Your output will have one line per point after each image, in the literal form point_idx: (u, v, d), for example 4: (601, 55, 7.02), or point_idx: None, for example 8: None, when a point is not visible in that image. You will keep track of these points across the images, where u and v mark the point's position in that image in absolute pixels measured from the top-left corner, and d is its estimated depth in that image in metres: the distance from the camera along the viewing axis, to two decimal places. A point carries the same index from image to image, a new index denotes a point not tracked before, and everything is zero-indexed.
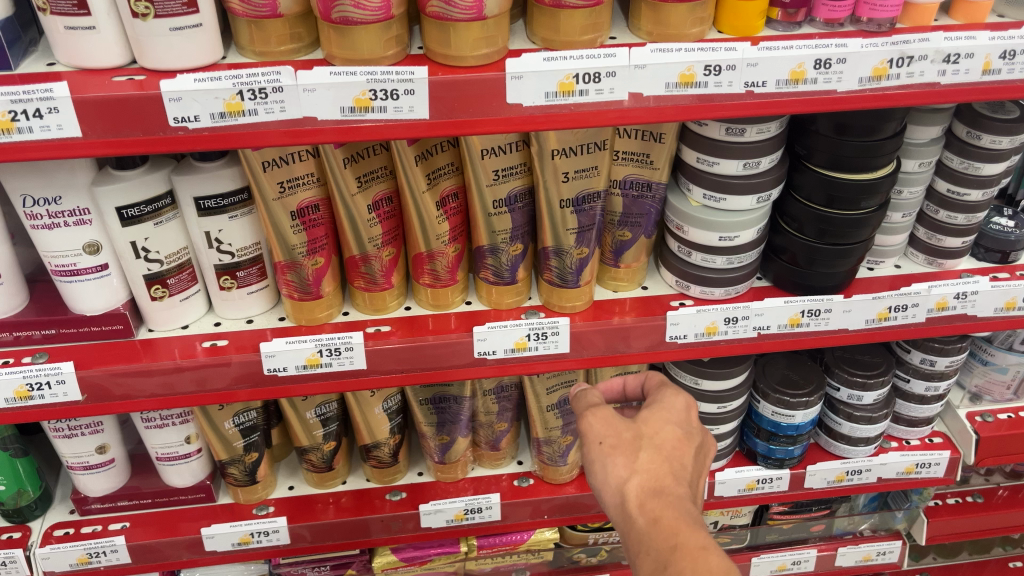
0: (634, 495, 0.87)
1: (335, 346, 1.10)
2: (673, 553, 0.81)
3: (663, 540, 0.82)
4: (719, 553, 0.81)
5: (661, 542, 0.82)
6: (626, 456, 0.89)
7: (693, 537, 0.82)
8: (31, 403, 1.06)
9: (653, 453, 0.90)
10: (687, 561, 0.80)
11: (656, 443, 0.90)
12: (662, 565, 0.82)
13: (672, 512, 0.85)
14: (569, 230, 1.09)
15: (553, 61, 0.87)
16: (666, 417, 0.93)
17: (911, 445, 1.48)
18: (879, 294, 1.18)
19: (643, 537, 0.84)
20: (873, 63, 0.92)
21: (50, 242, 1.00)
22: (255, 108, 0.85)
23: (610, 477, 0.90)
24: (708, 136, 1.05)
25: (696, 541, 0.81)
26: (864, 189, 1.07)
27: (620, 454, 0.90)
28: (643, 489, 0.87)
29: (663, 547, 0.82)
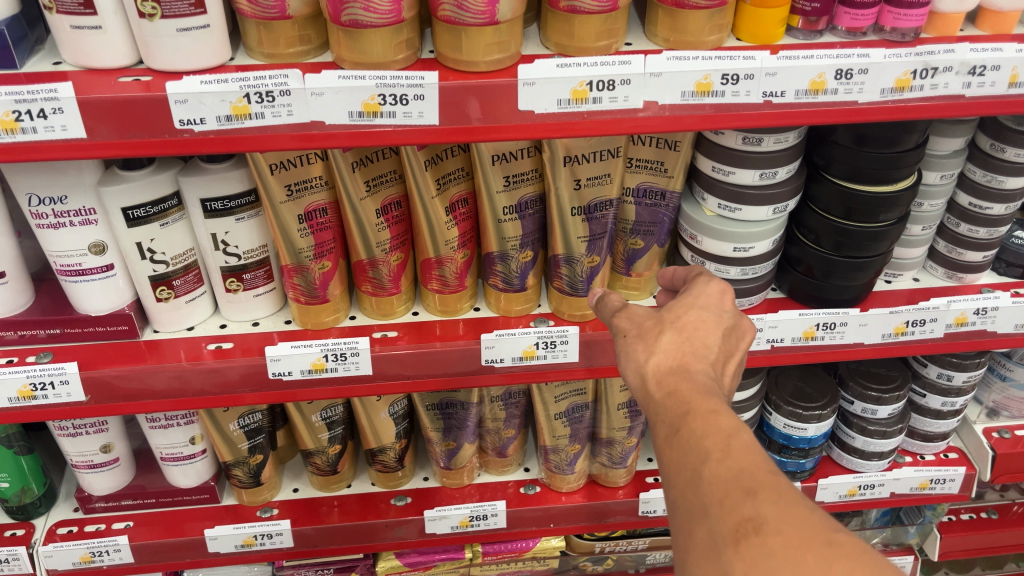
0: (654, 374, 0.76)
1: (341, 351, 1.08)
2: (685, 419, 0.70)
3: (676, 409, 0.71)
4: (733, 417, 0.68)
5: (674, 408, 0.71)
6: (646, 340, 0.79)
7: (707, 401, 0.70)
8: (34, 403, 1.05)
9: (676, 335, 0.78)
10: (695, 424, 0.69)
11: (680, 326, 0.79)
12: (673, 430, 0.70)
13: (690, 383, 0.73)
14: (581, 237, 1.08)
15: (566, 67, 0.85)
16: (692, 302, 0.81)
17: (925, 460, 1.45)
18: (896, 308, 1.15)
19: (659, 411, 0.73)
20: (896, 74, 0.90)
21: (55, 241, 0.99)
22: (262, 112, 0.83)
23: (630, 363, 0.79)
24: (725, 146, 1.03)
25: (710, 403, 0.70)
26: (883, 202, 1.05)
27: (641, 340, 0.79)
28: (663, 368, 0.76)
29: (675, 415, 0.71)
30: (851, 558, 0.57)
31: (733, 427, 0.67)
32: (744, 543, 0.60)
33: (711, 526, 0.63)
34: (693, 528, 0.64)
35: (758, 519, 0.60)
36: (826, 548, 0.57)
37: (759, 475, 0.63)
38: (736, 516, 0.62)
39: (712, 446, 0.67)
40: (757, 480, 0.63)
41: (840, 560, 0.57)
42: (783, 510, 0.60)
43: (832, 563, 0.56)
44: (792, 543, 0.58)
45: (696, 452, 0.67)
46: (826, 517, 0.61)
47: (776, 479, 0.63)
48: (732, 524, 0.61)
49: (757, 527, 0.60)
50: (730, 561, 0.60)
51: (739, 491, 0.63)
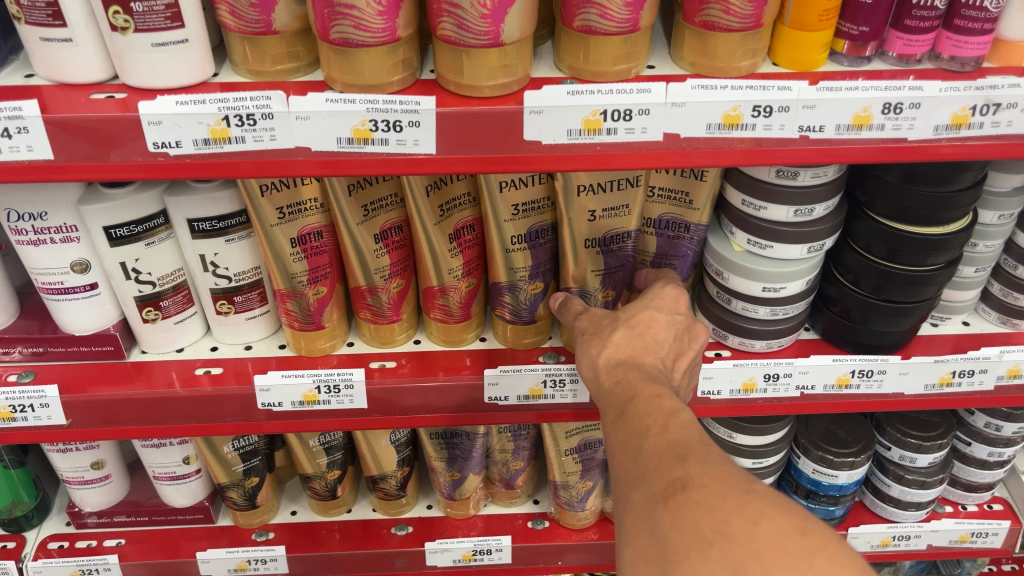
0: (606, 366, 0.81)
1: (334, 383, 1.02)
2: (630, 403, 0.73)
3: (621, 396, 0.75)
4: (675, 399, 0.72)
5: (622, 396, 0.75)
6: (602, 335, 0.84)
7: (651, 388, 0.74)
8: (14, 425, 1.00)
9: (628, 332, 0.83)
10: (637, 405, 0.72)
11: (632, 325, 0.83)
12: (621, 415, 0.73)
13: (638, 374, 0.77)
14: (596, 269, 1.00)
15: (578, 94, 0.77)
16: (645, 302, 0.86)
17: (967, 511, 1.34)
18: (942, 357, 1.05)
19: (609, 399, 0.77)
20: (953, 110, 0.79)
21: (35, 258, 0.94)
22: (243, 136, 0.76)
23: (586, 358, 0.83)
24: (756, 178, 0.93)
25: (653, 388, 0.74)
26: (931, 245, 0.94)
27: (595, 337, 0.85)
28: (614, 361, 0.81)
29: (620, 402, 0.75)
30: (769, 503, 0.58)
31: (671, 409, 0.70)
32: (673, 499, 0.61)
33: (645, 490, 0.64)
34: (630, 493, 0.66)
35: (685, 477, 0.62)
36: (746, 495, 0.59)
37: (692, 444, 0.65)
38: (668, 477, 0.63)
39: (651, 423, 0.69)
40: (689, 446, 0.65)
41: (754, 503, 0.58)
42: (710, 468, 0.62)
43: (749, 507, 0.58)
44: (713, 492, 0.60)
45: (637, 431, 0.69)
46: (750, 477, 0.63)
47: (708, 447, 0.65)
48: (664, 482, 0.63)
49: (685, 483, 0.61)
50: (661, 517, 0.61)
51: (672, 456, 0.65)
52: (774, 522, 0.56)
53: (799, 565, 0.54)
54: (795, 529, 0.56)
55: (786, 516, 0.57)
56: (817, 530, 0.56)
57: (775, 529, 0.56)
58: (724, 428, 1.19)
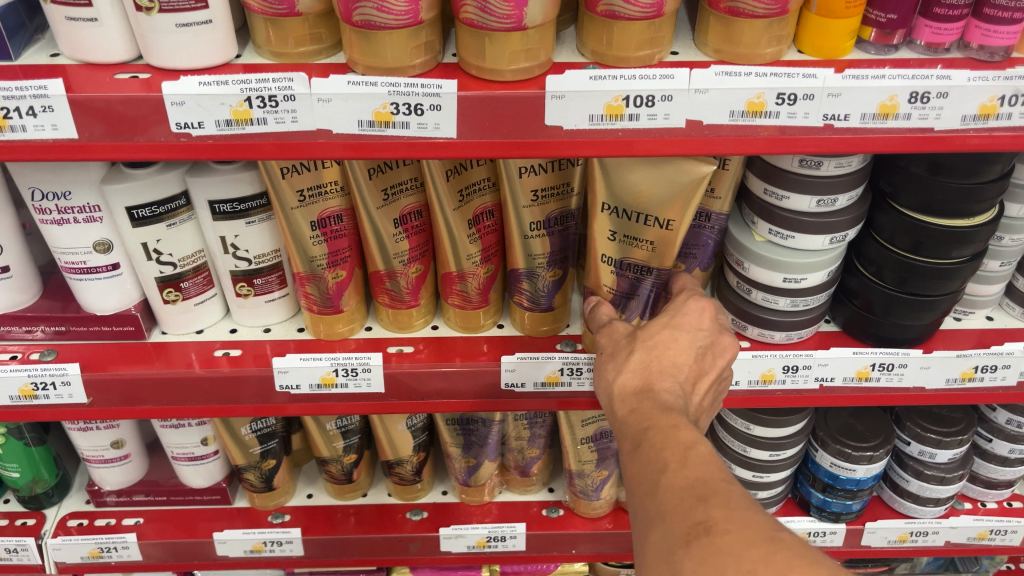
0: (622, 393, 0.80)
1: (352, 366, 1.02)
2: (646, 434, 0.72)
3: (637, 426, 0.74)
4: (693, 431, 0.71)
5: (638, 426, 0.74)
6: (618, 359, 0.83)
7: (667, 418, 0.73)
8: (36, 402, 1.01)
9: (644, 354, 0.81)
10: (655, 437, 0.71)
11: (649, 347, 0.81)
12: (637, 445, 0.73)
13: (655, 403, 0.76)
14: (606, 288, 0.96)
15: (600, 80, 0.76)
16: (660, 318, 0.84)
17: (986, 508, 1.33)
18: (964, 352, 1.04)
19: (626, 426, 0.76)
20: (981, 100, 0.78)
21: (58, 238, 0.94)
22: (265, 118, 0.77)
23: (603, 384, 0.83)
24: (779, 166, 0.92)
25: (670, 420, 0.72)
26: (956, 238, 0.93)
27: (612, 359, 0.83)
28: (630, 386, 0.80)
29: (636, 432, 0.74)
30: (794, 552, 0.59)
31: (689, 443, 0.69)
32: (695, 544, 0.61)
33: (665, 531, 0.65)
34: (650, 532, 0.66)
35: (708, 521, 0.62)
36: (772, 543, 0.59)
37: (713, 484, 0.65)
38: (689, 520, 0.63)
39: (669, 459, 0.69)
40: (709, 487, 0.65)
41: (780, 554, 0.59)
42: (733, 513, 0.62)
43: (774, 559, 0.58)
44: (738, 541, 0.60)
45: (655, 464, 0.69)
46: (772, 517, 0.63)
47: (729, 487, 0.65)
48: (685, 527, 0.63)
49: (708, 528, 0.62)
50: (682, 562, 0.61)
51: (692, 497, 0.65)
52: (801, 574, 0.57)
53: None
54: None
55: (813, 566, 0.57)
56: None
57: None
58: (742, 420, 1.19)
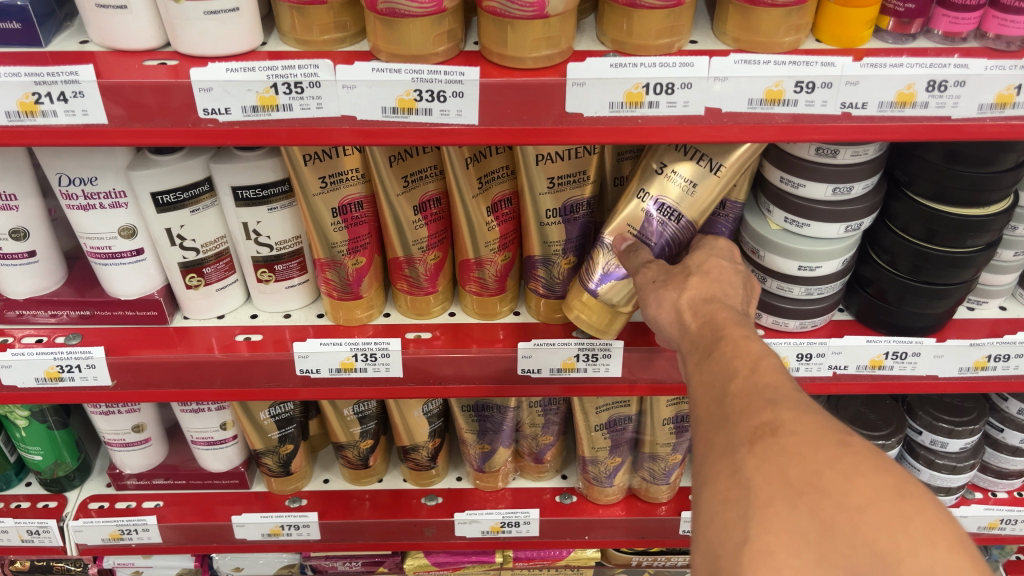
0: (686, 308, 0.78)
1: (371, 352, 1.04)
2: (716, 345, 0.71)
3: (707, 337, 0.73)
4: (763, 343, 0.69)
5: (705, 337, 0.73)
6: (677, 281, 0.82)
7: (738, 329, 0.71)
8: (61, 385, 1.03)
9: (702, 278, 0.81)
10: (725, 347, 0.70)
11: (710, 273, 0.81)
12: (706, 355, 0.71)
13: (723, 315, 0.74)
14: (630, 228, 0.92)
15: (620, 67, 0.78)
16: (712, 255, 0.85)
17: (997, 498, 1.34)
18: (977, 340, 1.05)
19: (693, 337, 0.75)
20: (998, 89, 0.79)
21: (84, 223, 0.96)
22: (290, 104, 0.78)
23: (660, 303, 0.81)
24: (795, 155, 0.93)
25: (740, 330, 0.71)
26: (971, 227, 0.94)
27: (672, 282, 0.82)
28: (695, 304, 0.78)
29: (706, 342, 0.72)
30: (863, 458, 0.55)
31: (759, 351, 0.67)
32: (760, 444, 0.59)
33: (729, 431, 0.62)
34: (714, 435, 0.64)
35: (776, 423, 0.60)
36: (840, 447, 0.56)
37: (782, 390, 0.63)
38: (756, 421, 0.61)
39: (738, 364, 0.67)
40: (780, 392, 0.62)
41: (849, 457, 0.55)
42: (803, 416, 0.59)
43: (842, 461, 0.55)
44: (806, 442, 0.57)
45: (724, 371, 0.67)
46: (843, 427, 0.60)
47: (800, 396, 0.62)
48: (750, 427, 0.61)
49: (775, 429, 0.59)
50: (744, 460, 0.59)
51: (761, 400, 0.62)
52: (870, 479, 0.53)
53: (895, 527, 0.51)
54: (890, 489, 0.52)
55: (883, 472, 0.54)
56: (916, 491, 0.53)
57: (870, 487, 0.53)
58: None
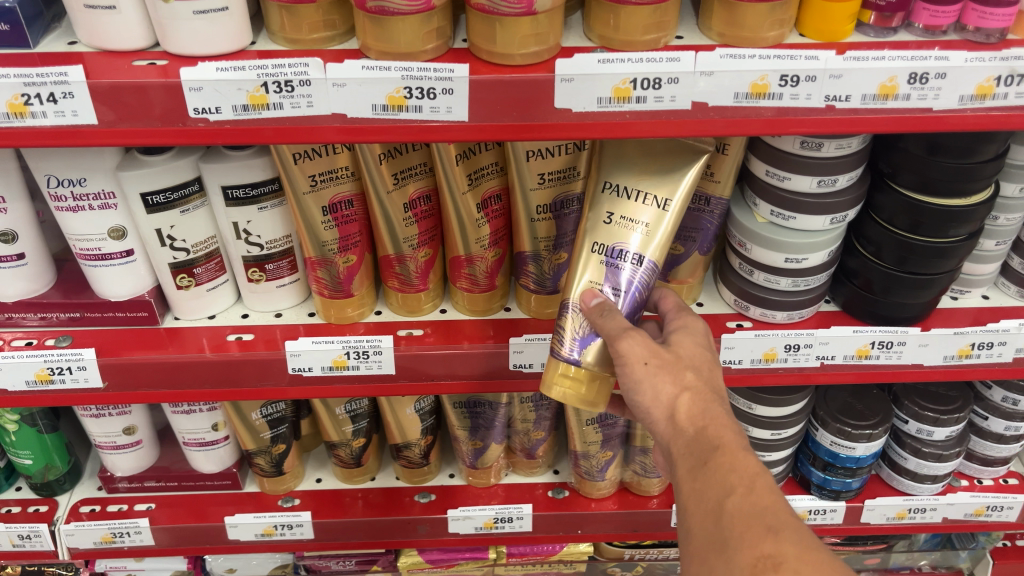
0: (680, 408, 0.79)
1: (363, 349, 1.04)
2: (711, 455, 0.76)
3: (703, 445, 0.77)
4: (757, 457, 0.75)
5: (701, 444, 0.77)
6: (670, 371, 0.81)
7: (731, 437, 0.76)
8: (52, 387, 1.03)
9: (698, 375, 0.82)
10: (722, 459, 0.75)
11: (695, 360, 0.83)
12: (701, 463, 0.76)
13: (720, 420, 0.78)
14: (594, 284, 0.86)
15: (608, 62, 0.78)
16: (694, 340, 0.85)
17: (983, 485, 1.36)
18: (961, 329, 1.06)
19: (689, 444, 0.78)
20: (978, 80, 0.81)
21: (73, 224, 0.96)
22: (281, 102, 0.78)
23: (652, 392, 0.80)
24: (781, 149, 0.95)
25: (737, 441, 0.76)
26: (954, 217, 0.96)
27: (666, 372, 0.81)
28: (691, 406, 0.79)
29: (700, 450, 0.77)
30: None
31: (755, 471, 0.73)
32: None
33: (732, 557, 0.70)
34: (714, 556, 0.71)
35: (778, 557, 0.67)
36: None
37: (781, 515, 0.70)
38: (757, 553, 0.68)
39: (736, 484, 0.73)
40: (778, 519, 0.70)
41: None
42: (804, 550, 0.67)
43: None
44: None
45: (721, 486, 0.73)
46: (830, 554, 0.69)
47: (796, 522, 0.70)
48: (752, 559, 0.68)
49: (776, 564, 0.67)
50: None
51: (763, 528, 0.69)
52: None
53: None
54: None
55: None
56: None
57: None
58: (744, 399, 1.21)
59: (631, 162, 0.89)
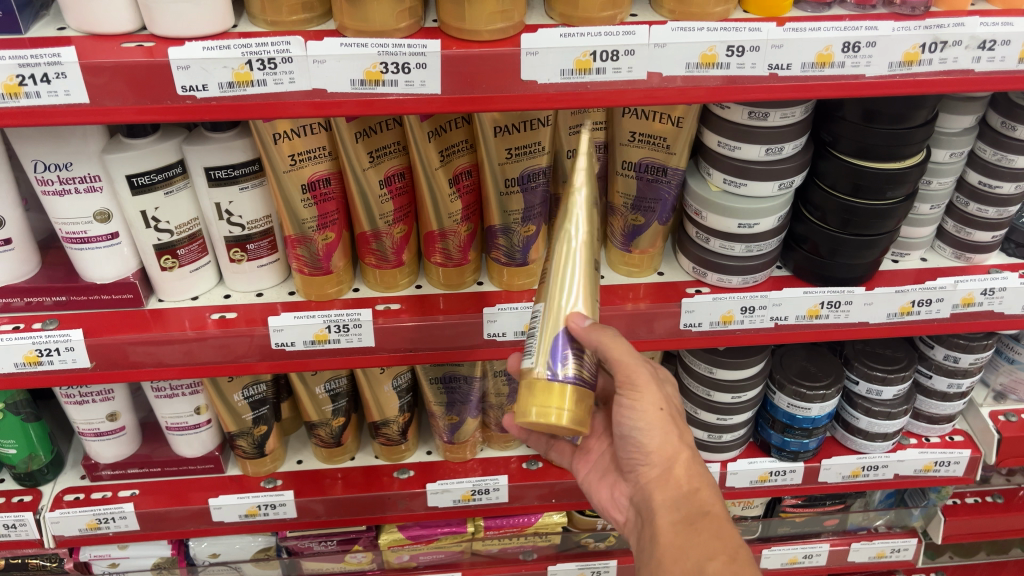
0: (674, 460, 0.95)
1: (343, 323, 1.09)
2: (698, 518, 0.91)
3: (693, 505, 0.93)
4: (735, 532, 0.91)
5: (692, 505, 0.93)
6: (675, 427, 0.96)
7: (715, 499, 0.93)
8: (40, 369, 1.06)
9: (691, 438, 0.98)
10: (707, 525, 0.91)
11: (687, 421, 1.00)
12: (687, 523, 0.92)
13: (709, 486, 0.94)
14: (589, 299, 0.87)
15: (570, 37, 0.85)
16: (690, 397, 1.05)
17: (930, 442, 1.45)
18: (902, 287, 1.14)
19: (680, 499, 0.94)
20: (904, 48, 0.89)
21: (60, 208, 0.99)
22: (264, 79, 0.83)
23: (657, 436, 0.95)
24: (731, 120, 1.02)
25: (721, 512, 0.92)
26: (891, 179, 1.04)
27: (670, 421, 0.96)
28: (685, 463, 0.95)
29: (689, 510, 0.92)
30: None
31: (736, 542, 0.89)
32: None
33: None
34: None
35: None
36: None
37: None
38: None
39: (719, 548, 0.89)
40: None
41: None
42: None
43: None
44: None
45: (706, 547, 0.89)
46: None
47: None
48: None
49: None
50: None
51: None
52: None
53: None
54: None
55: None
56: None
57: None
58: (704, 363, 1.28)
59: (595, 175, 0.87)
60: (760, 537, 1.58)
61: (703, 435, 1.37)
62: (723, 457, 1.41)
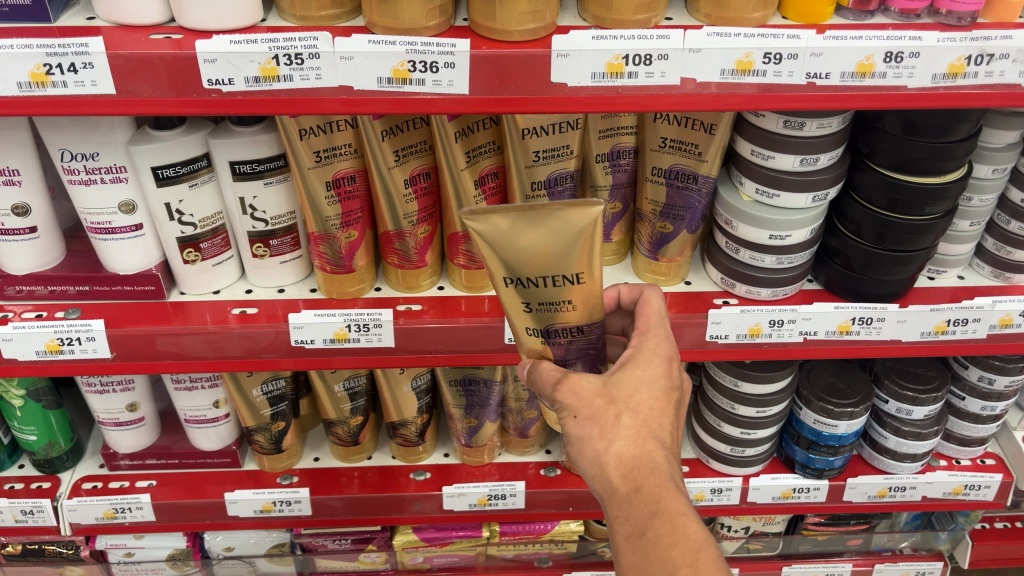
0: (616, 461, 0.79)
1: (364, 322, 1.08)
2: (652, 521, 0.78)
3: (642, 506, 0.78)
4: (695, 521, 0.77)
5: (640, 508, 0.78)
6: (600, 420, 0.79)
7: (674, 502, 0.77)
8: (61, 357, 1.06)
9: (631, 430, 0.79)
10: (663, 527, 0.77)
11: (639, 400, 0.80)
12: (640, 530, 0.79)
13: (656, 480, 0.78)
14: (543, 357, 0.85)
15: (602, 39, 0.83)
16: (642, 375, 0.82)
17: (961, 465, 1.41)
18: (938, 306, 1.11)
19: (627, 507, 0.79)
20: (950, 59, 0.86)
21: (85, 198, 0.99)
22: (290, 75, 0.82)
23: (589, 446, 0.80)
24: (766, 128, 0.99)
25: (680, 506, 0.77)
26: (930, 194, 1.01)
27: (593, 425, 0.79)
28: (628, 455, 0.79)
29: (642, 512, 0.78)
30: None
31: (698, 540, 0.77)
32: None
33: None
34: None
35: None
36: None
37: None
38: None
39: (679, 560, 0.76)
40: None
41: None
42: None
43: None
44: None
45: (666, 562, 0.77)
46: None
47: None
48: None
49: None
50: None
51: None
52: None
53: None
54: None
55: None
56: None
57: None
58: (730, 376, 1.25)
59: (511, 245, 0.76)
60: (781, 554, 1.54)
61: (725, 448, 1.35)
62: (745, 472, 1.38)
